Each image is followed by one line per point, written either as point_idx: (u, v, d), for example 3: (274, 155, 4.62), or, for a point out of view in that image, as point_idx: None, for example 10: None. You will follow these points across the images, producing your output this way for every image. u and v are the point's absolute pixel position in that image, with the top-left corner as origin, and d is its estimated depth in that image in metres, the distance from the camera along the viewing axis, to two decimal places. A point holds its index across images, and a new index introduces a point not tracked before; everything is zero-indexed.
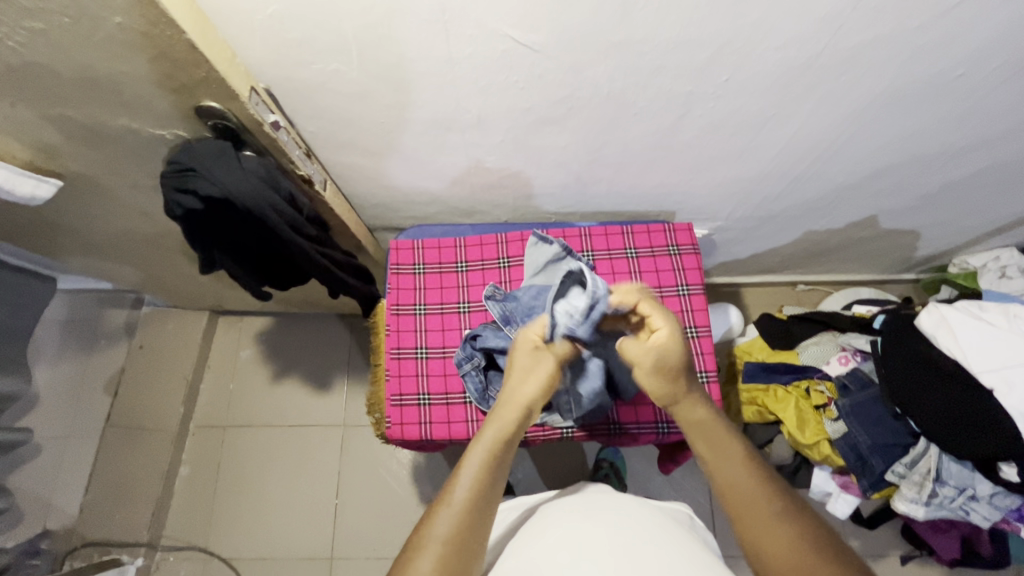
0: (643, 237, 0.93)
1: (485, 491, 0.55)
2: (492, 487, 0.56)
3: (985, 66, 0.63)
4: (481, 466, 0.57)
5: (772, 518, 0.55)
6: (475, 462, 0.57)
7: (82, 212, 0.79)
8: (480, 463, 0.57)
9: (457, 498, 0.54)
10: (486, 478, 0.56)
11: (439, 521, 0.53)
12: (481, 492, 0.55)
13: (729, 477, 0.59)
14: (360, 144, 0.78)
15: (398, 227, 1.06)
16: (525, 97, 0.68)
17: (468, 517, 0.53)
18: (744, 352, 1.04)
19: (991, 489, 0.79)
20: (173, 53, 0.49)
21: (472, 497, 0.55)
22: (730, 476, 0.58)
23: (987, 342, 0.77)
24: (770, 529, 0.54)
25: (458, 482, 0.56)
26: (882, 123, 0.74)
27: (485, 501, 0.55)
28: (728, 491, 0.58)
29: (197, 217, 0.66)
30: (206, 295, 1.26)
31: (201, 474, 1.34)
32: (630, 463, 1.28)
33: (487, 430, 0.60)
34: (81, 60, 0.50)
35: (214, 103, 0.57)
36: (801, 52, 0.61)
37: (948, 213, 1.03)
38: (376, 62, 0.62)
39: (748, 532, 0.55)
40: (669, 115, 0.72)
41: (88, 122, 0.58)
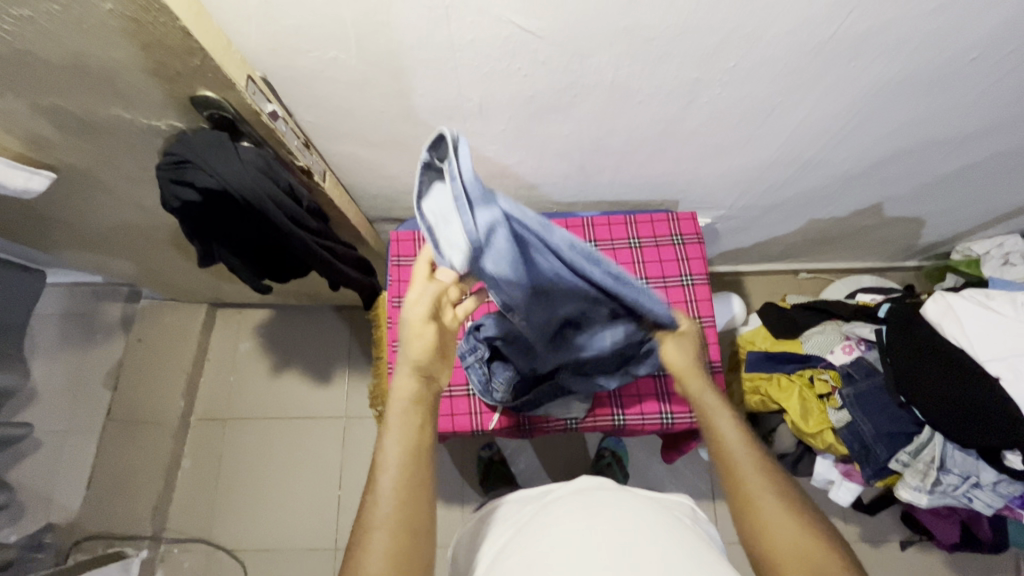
0: (646, 227, 0.92)
1: (412, 462, 0.52)
2: (418, 457, 0.52)
3: (999, 49, 0.62)
4: (402, 442, 0.52)
5: (769, 499, 0.53)
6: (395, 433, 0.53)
7: (76, 205, 0.78)
8: (401, 437, 0.53)
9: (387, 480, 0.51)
10: (410, 453, 0.52)
11: (376, 511, 0.50)
12: (410, 463, 0.52)
13: (728, 456, 0.57)
14: (360, 134, 0.76)
15: (398, 218, 1.04)
16: (528, 85, 0.66)
17: (402, 497, 0.50)
18: (748, 341, 1.05)
19: (994, 477, 0.80)
20: (167, 40, 0.47)
21: (399, 474, 0.51)
22: (731, 455, 0.57)
23: (994, 330, 0.76)
24: (765, 512, 0.53)
25: (384, 464, 0.52)
26: (892, 108, 0.72)
27: (416, 476, 0.52)
28: (730, 475, 0.56)
29: (195, 210, 0.64)
30: (205, 287, 1.25)
31: (203, 467, 1.34)
32: (632, 452, 1.29)
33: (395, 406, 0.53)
34: (70, 48, 0.48)
35: (210, 93, 0.55)
36: (812, 37, 0.59)
37: (953, 201, 1.02)
38: (375, 48, 0.60)
39: (749, 514, 0.53)
40: (675, 102, 0.70)
41: (81, 112, 0.57)
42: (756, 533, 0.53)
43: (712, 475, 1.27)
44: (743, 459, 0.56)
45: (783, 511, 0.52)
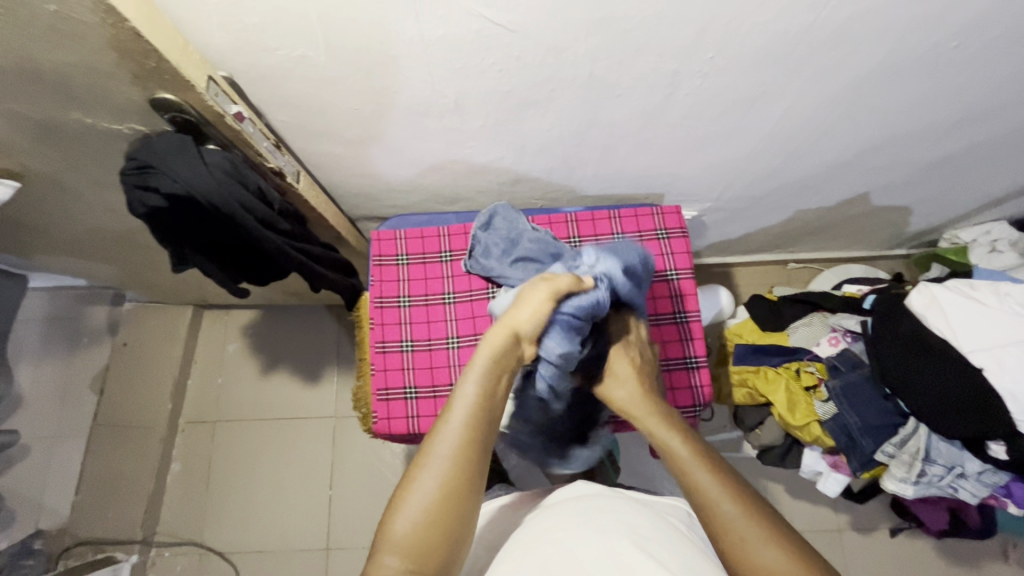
0: (630, 221, 0.91)
1: (482, 415, 0.58)
2: (490, 410, 0.59)
3: (981, 37, 0.61)
4: (479, 393, 0.59)
5: (758, 542, 0.53)
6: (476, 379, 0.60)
7: (46, 212, 0.76)
8: (480, 387, 0.59)
9: (455, 423, 0.57)
10: (484, 405, 0.59)
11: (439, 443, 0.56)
12: (479, 415, 0.58)
13: (708, 500, 0.57)
14: (335, 132, 0.75)
15: (380, 217, 1.03)
16: (503, 80, 0.65)
17: (466, 434, 0.57)
18: (735, 334, 1.04)
19: (979, 467, 0.80)
20: (121, 42, 0.46)
21: (468, 418, 0.58)
22: (709, 498, 0.57)
23: (978, 320, 0.76)
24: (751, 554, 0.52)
25: (457, 402, 0.59)
26: (874, 97, 0.71)
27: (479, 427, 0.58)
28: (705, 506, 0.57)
29: (162, 215, 0.63)
30: (188, 290, 1.23)
31: (193, 470, 1.33)
32: (622, 446, 1.28)
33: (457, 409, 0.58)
34: (20, 52, 0.46)
35: (168, 94, 0.53)
36: (792, 26, 0.58)
37: (939, 188, 1.01)
38: (344, 46, 0.58)
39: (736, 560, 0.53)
40: (655, 95, 0.69)
41: (39, 117, 0.55)
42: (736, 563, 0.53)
43: None
44: (721, 503, 0.56)
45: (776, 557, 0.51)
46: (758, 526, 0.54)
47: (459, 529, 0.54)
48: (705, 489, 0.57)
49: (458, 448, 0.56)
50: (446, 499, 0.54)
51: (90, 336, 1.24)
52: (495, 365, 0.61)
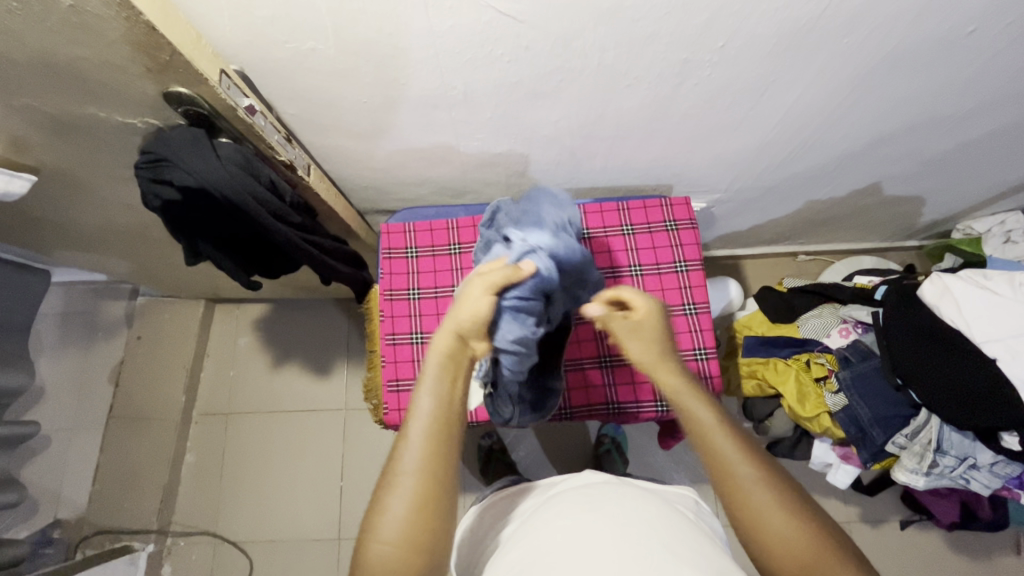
0: (639, 213, 0.91)
1: (443, 429, 0.51)
2: (451, 423, 0.52)
3: (998, 21, 0.60)
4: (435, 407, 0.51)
5: (772, 511, 0.49)
6: (431, 387, 0.52)
7: (62, 206, 0.77)
8: (438, 395, 0.52)
9: (416, 448, 0.50)
10: (446, 419, 0.51)
11: (403, 471, 0.49)
12: (439, 430, 0.50)
13: (721, 466, 0.52)
14: (346, 125, 0.75)
15: (389, 210, 1.03)
16: (512, 71, 0.65)
17: (441, 414, 0.51)
18: (744, 326, 1.03)
19: (992, 458, 0.79)
20: (133, 36, 0.46)
21: (428, 439, 0.50)
22: (741, 482, 0.51)
23: (991, 310, 0.75)
24: (766, 525, 0.49)
25: (413, 421, 0.51)
26: (887, 85, 0.70)
27: (441, 445, 0.50)
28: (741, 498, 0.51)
29: (176, 207, 0.64)
30: (200, 284, 1.24)
31: (206, 461, 1.35)
32: (631, 438, 1.29)
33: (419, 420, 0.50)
34: (36, 47, 0.47)
35: (183, 88, 0.54)
36: (803, 13, 0.57)
37: (953, 178, 1.00)
38: (353, 38, 0.59)
39: (752, 535, 0.50)
40: (665, 85, 0.69)
41: (55, 112, 0.56)
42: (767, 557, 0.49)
43: None
44: (754, 483, 0.51)
45: (791, 529, 0.49)
46: (797, 521, 0.49)
47: (436, 564, 0.48)
48: (725, 461, 0.52)
49: (421, 474, 0.49)
50: (420, 529, 0.47)
51: (105, 330, 1.26)
52: (447, 370, 0.53)
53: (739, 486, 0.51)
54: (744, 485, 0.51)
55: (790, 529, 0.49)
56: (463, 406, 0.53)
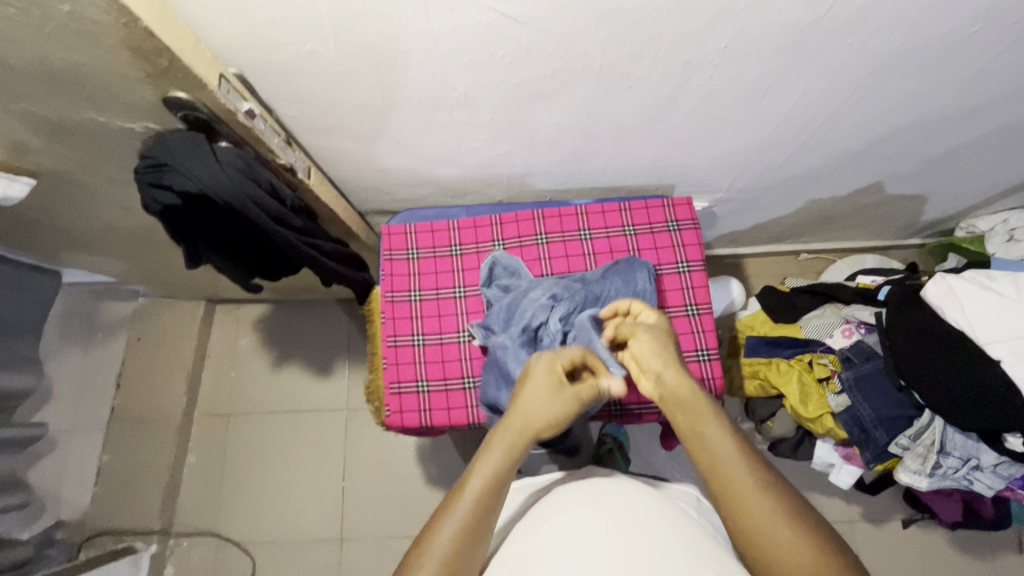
0: (641, 213, 0.91)
1: (476, 519, 0.54)
2: (488, 512, 0.55)
3: (1001, 24, 0.60)
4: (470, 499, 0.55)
5: (776, 523, 0.51)
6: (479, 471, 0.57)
7: (61, 210, 0.77)
8: (481, 476, 0.56)
9: (446, 532, 0.53)
10: (486, 496, 0.55)
11: (426, 557, 0.51)
12: (474, 517, 0.54)
13: (722, 474, 0.56)
14: (346, 127, 0.75)
15: (389, 211, 1.03)
16: (514, 72, 0.64)
17: (485, 489, 0.56)
18: (747, 326, 1.03)
19: (995, 459, 0.79)
20: (134, 42, 0.46)
21: (470, 508, 0.54)
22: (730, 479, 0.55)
23: (996, 311, 0.75)
24: (769, 534, 0.51)
25: (459, 495, 0.56)
26: (892, 85, 0.70)
27: (470, 537, 0.53)
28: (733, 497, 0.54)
29: (176, 211, 0.63)
30: (201, 284, 1.24)
31: (208, 462, 1.35)
32: (633, 438, 1.29)
33: (464, 496, 0.55)
34: (34, 52, 0.47)
35: (182, 93, 0.54)
36: (806, 14, 0.57)
37: (956, 177, 1.00)
38: (353, 40, 0.58)
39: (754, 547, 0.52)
40: (667, 85, 0.68)
41: (54, 117, 0.56)
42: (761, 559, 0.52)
43: None
44: (745, 481, 0.54)
45: (790, 533, 0.51)
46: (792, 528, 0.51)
47: None
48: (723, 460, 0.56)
49: (449, 558, 0.51)
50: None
51: (105, 331, 1.26)
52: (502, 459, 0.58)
53: (738, 504, 0.53)
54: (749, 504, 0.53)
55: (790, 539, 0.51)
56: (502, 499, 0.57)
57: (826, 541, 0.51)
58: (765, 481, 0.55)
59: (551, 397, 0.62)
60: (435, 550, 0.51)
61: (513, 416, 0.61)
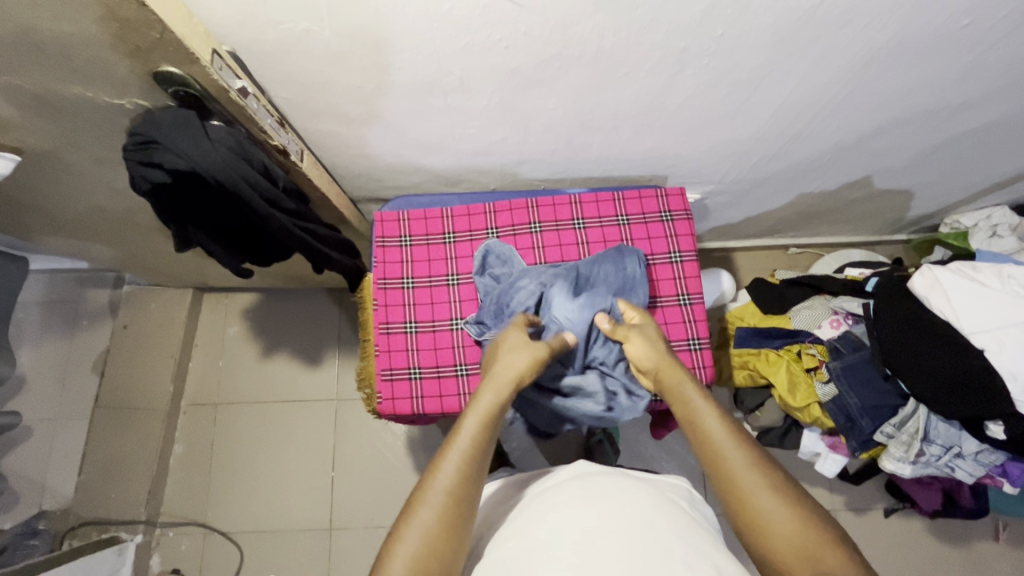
0: (634, 203, 0.91)
1: (467, 481, 0.55)
2: (478, 471, 0.56)
3: (994, 15, 0.60)
4: (463, 461, 0.55)
5: (766, 501, 0.53)
6: (471, 432, 0.58)
7: (46, 191, 0.75)
8: (474, 438, 0.57)
9: (437, 494, 0.53)
10: (475, 454, 0.56)
11: (414, 523, 0.52)
12: (467, 482, 0.55)
13: (713, 454, 0.58)
14: (339, 111, 0.74)
15: (382, 198, 1.02)
16: (511, 57, 0.64)
17: (476, 443, 0.57)
18: (736, 317, 1.05)
19: (976, 447, 0.81)
20: (123, 12, 0.45)
21: (463, 462, 0.55)
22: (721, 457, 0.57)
23: (981, 302, 0.76)
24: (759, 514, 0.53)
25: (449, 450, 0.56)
26: (885, 77, 0.70)
27: (461, 501, 0.53)
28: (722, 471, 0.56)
29: (166, 191, 0.62)
30: (189, 271, 1.22)
31: (195, 452, 1.33)
32: (623, 429, 1.30)
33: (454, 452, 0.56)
34: (17, 21, 0.45)
35: (173, 69, 0.53)
36: (803, 3, 0.57)
37: (942, 172, 1.01)
38: (349, 20, 0.57)
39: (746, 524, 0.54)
40: (664, 73, 0.68)
41: (39, 90, 0.54)
42: (756, 537, 0.53)
43: None
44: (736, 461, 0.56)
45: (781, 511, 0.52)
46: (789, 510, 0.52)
47: None
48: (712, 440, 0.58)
49: (438, 525, 0.52)
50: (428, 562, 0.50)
51: (89, 318, 1.25)
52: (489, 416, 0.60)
53: (727, 478, 0.56)
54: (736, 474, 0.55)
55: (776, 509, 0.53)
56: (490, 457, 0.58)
57: (813, 511, 0.53)
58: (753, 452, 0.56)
59: (522, 347, 0.69)
60: (424, 514, 0.52)
61: (499, 375, 0.65)
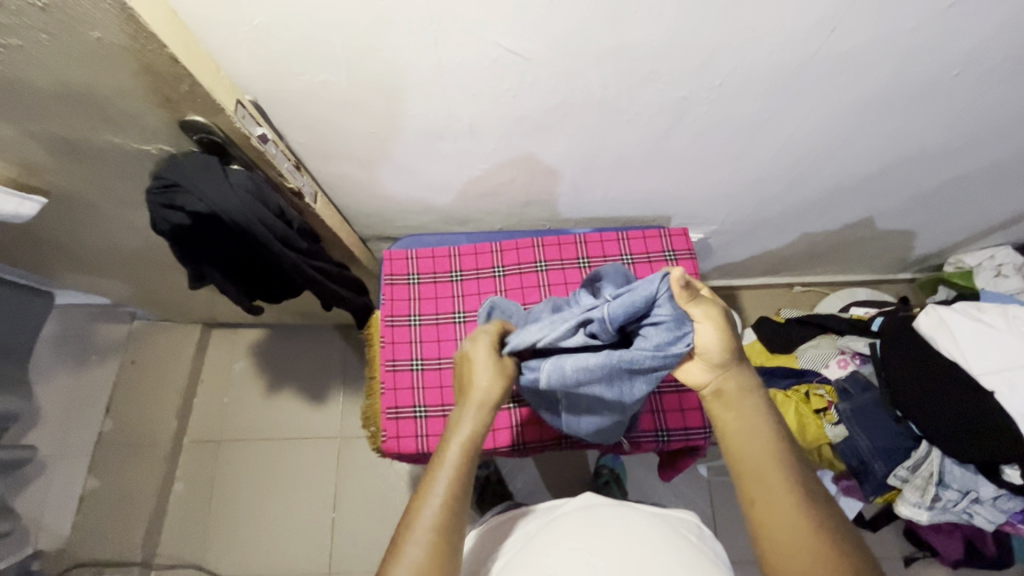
0: (638, 243, 0.93)
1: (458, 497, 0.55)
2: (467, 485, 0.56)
3: (982, 66, 0.63)
4: (442, 499, 0.55)
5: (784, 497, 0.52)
6: (449, 466, 0.56)
7: (68, 230, 0.77)
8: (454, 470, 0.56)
9: (419, 538, 0.52)
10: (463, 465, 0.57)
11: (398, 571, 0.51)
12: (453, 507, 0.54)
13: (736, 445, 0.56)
14: (351, 154, 0.77)
15: (391, 237, 1.04)
16: (518, 105, 0.67)
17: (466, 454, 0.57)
18: (742, 355, 1.04)
19: (994, 492, 0.78)
20: (156, 67, 0.48)
21: (454, 477, 0.56)
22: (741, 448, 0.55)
23: (989, 343, 0.75)
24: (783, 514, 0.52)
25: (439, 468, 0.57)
26: (880, 123, 0.73)
27: (444, 541, 0.53)
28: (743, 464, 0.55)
29: (185, 232, 0.64)
30: (199, 307, 1.24)
31: (196, 490, 1.31)
32: (631, 470, 1.27)
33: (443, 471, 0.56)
34: (60, 76, 0.49)
35: (199, 118, 0.56)
36: (797, 55, 0.60)
37: (943, 213, 1.03)
38: (364, 71, 0.61)
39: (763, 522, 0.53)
40: (665, 120, 0.71)
41: (71, 137, 0.57)
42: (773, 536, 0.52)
43: (712, 493, 1.25)
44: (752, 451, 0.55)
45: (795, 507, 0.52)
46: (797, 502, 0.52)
47: None
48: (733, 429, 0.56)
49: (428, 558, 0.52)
50: None
51: (98, 354, 1.22)
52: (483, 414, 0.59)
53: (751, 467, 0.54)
54: (767, 480, 0.53)
55: (802, 527, 0.51)
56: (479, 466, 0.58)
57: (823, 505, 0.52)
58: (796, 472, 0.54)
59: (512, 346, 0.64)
60: (404, 565, 0.51)
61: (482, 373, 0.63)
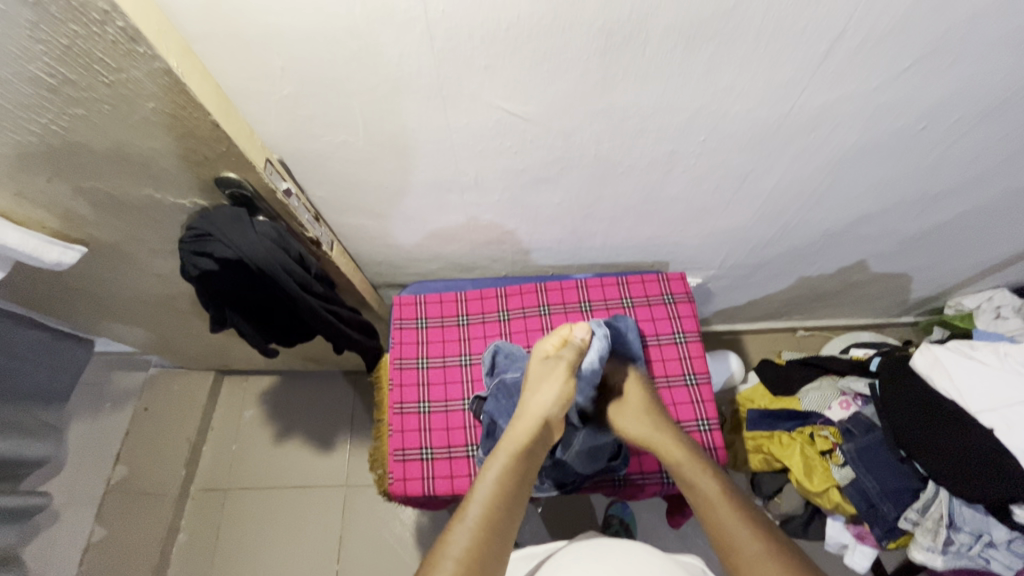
0: (638, 287, 0.96)
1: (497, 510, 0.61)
2: (505, 509, 0.61)
3: (944, 121, 0.68)
4: (483, 510, 0.61)
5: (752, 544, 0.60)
6: (481, 499, 0.61)
7: (100, 278, 0.83)
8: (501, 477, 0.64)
9: (449, 562, 0.56)
10: (506, 484, 0.64)
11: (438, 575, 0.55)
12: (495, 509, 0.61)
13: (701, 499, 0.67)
14: (366, 206, 0.83)
15: (400, 284, 1.09)
16: (519, 160, 0.73)
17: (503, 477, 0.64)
18: (748, 399, 1.06)
19: (1007, 535, 0.77)
20: (198, 130, 0.55)
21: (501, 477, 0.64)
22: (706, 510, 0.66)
23: (983, 380, 0.77)
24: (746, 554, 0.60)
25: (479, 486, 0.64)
26: (857, 173, 0.78)
27: (489, 538, 0.58)
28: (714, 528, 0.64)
29: (211, 277, 0.69)
30: (213, 354, 1.28)
31: (199, 541, 1.29)
32: (640, 519, 1.24)
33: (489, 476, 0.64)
34: (114, 140, 0.55)
35: (232, 174, 0.62)
36: (773, 112, 0.66)
37: (934, 256, 1.06)
38: (380, 132, 0.67)
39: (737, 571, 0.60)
40: (656, 172, 0.77)
41: (114, 192, 0.63)
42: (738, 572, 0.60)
43: None
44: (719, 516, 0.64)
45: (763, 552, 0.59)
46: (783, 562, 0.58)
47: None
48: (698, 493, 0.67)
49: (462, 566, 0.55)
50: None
51: (113, 401, 1.30)
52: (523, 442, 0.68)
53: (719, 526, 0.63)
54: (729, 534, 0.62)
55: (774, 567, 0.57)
56: (517, 491, 0.64)
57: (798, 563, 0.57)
58: (762, 529, 0.61)
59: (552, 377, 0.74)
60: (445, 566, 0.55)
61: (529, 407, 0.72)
